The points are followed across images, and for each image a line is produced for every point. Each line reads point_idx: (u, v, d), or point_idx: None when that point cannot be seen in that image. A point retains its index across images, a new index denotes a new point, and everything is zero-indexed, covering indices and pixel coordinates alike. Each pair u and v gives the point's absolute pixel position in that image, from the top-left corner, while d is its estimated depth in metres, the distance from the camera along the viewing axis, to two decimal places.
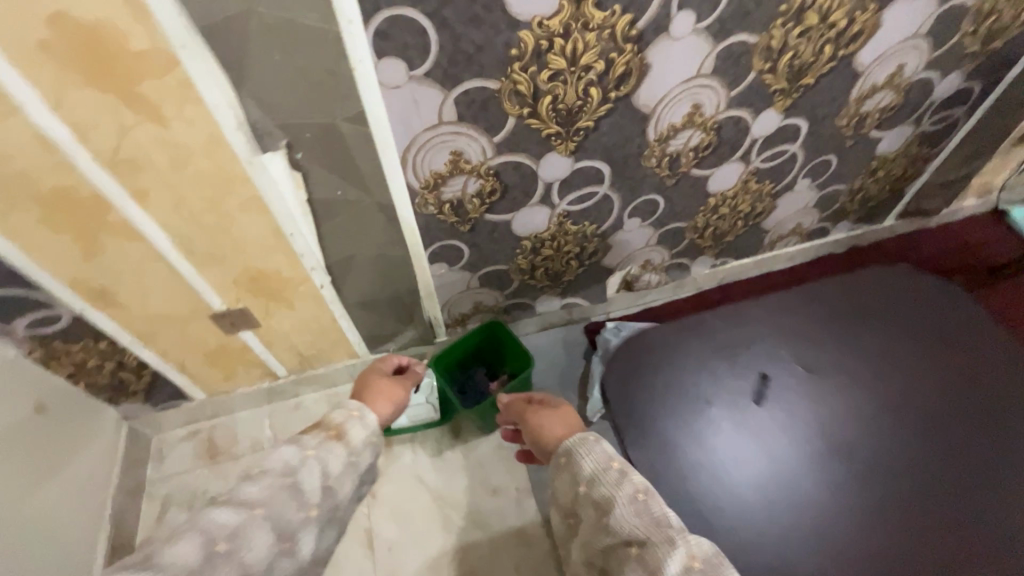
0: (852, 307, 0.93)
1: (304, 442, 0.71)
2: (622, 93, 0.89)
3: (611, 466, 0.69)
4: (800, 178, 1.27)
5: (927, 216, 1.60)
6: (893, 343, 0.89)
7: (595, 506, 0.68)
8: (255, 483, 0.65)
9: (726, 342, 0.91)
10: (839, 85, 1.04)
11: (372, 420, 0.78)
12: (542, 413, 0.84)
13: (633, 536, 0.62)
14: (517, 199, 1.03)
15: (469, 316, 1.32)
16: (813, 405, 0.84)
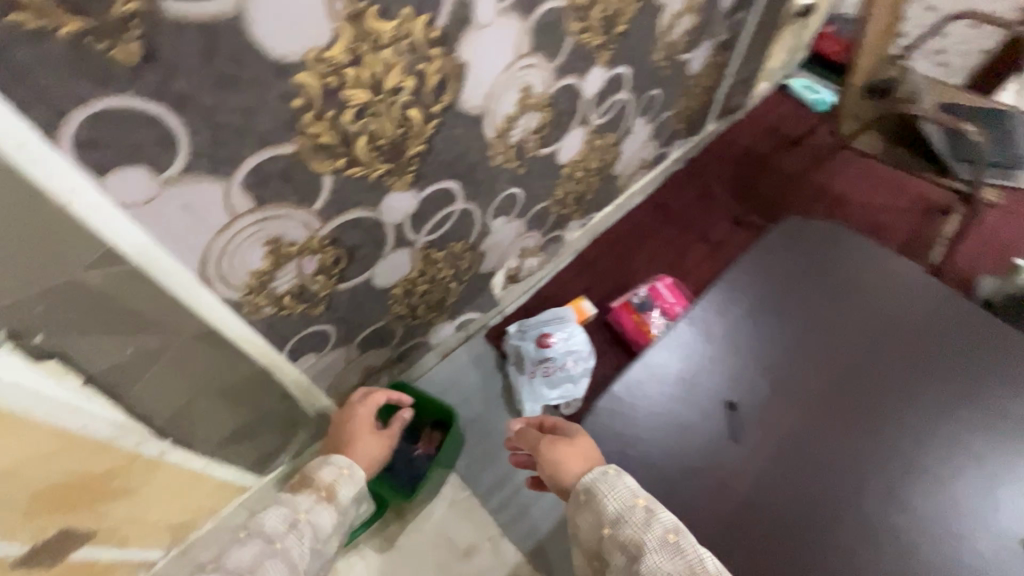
0: (787, 271, 0.72)
1: (301, 501, 0.64)
2: (446, 103, 0.74)
3: (637, 504, 0.55)
4: (635, 119, 1.25)
5: (737, 110, 1.71)
6: (850, 295, 0.71)
7: (622, 551, 0.54)
8: (242, 549, 0.56)
9: (674, 379, 0.66)
10: (649, 22, 0.99)
11: (360, 474, 0.72)
12: (557, 442, 0.63)
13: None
14: (368, 254, 0.85)
15: (362, 384, 1.14)
16: (789, 417, 0.64)
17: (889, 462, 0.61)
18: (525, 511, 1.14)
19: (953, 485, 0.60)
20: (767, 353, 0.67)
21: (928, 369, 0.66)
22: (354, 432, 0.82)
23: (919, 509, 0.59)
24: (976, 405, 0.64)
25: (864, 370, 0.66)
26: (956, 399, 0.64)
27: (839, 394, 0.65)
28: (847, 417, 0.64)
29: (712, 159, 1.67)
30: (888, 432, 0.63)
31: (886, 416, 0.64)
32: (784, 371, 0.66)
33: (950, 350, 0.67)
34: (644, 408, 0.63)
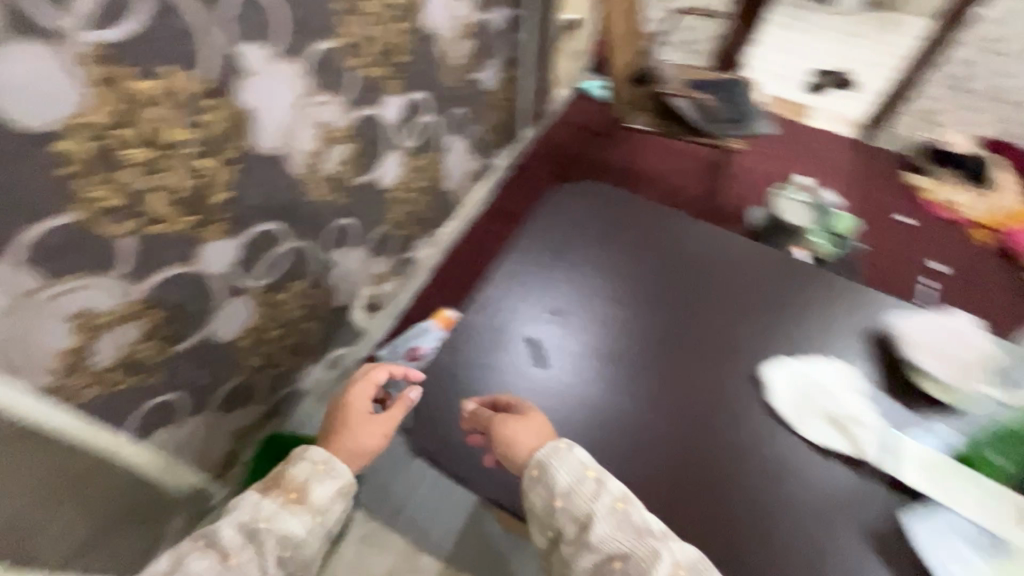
0: (557, 226, 0.89)
1: (266, 505, 0.65)
2: (241, 148, 0.78)
3: (586, 476, 0.63)
4: (449, 137, 1.37)
5: (546, 116, 1.93)
6: (605, 232, 0.89)
7: (573, 521, 0.62)
8: (198, 561, 0.61)
9: (485, 333, 0.79)
10: (428, 51, 1.12)
11: (342, 468, 0.70)
12: (510, 422, 0.67)
13: (614, 550, 0.59)
14: (200, 309, 0.85)
15: (236, 446, 1.10)
16: (578, 333, 0.78)
17: (655, 341, 0.78)
18: (435, 519, 1.16)
19: (702, 351, 0.77)
20: (552, 291, 0.82)
21: (670, 267, 0.85)
22: (349, 420, 0.74)
23: (679, 369, 0.75)
24: (707, 282, 0.83)
25: (627, 283, 0.83)
26: (691, 282, 0.83)
27: (611, 305, 0.81)
28: (619, 320, 0.80)
29: (536, 160, 1.83)
30: (650, 320, 0.80)
31: (647, 310, 0.80)
32: (569, 300, 0.81)
33: (688, 253, 0.86)
34: (461, 358, 0.77)
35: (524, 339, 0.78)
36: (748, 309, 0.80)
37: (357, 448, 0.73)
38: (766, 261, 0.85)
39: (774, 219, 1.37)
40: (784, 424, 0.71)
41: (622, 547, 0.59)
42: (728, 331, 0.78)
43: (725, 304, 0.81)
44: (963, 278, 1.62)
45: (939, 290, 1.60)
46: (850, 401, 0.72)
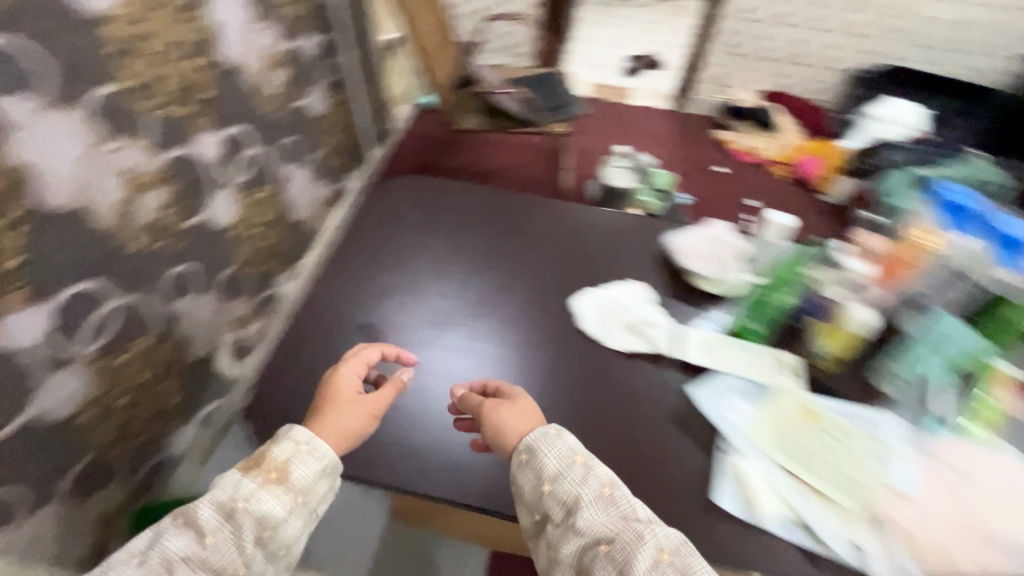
0: (360, 244, 0.95)
1: (246, 485, 0.66)
2: (25, 209, 0.73)
3: (575, 462, 0.68)
4: (285, 166, 1.36)
5: (392, 133, 1.98)
6: (408, 238, 0.97)
7: (560, 504, 0.66)
8: (178, 537, 0.62)
9: (317, 361, 0.83)
10: (235, 84, 1.11)
11: (326, 449, 0.70)
12: (499, 408, 0.73)
13: (601, 534, 0.62)
14: (15, 390, 0.77)
15: (106, 534, 1.01)
16: (403, 330, 0.86)
17: (471, 316, 0.88)
18: None
19: (519, 299, 0.90)
20: (372, 303, 0.89)
21: (470, 252, 0.95)
22: (337, 400, 0.74)
23: (497, 334, 0.86)
24: (502, 255, 0.95)
25: (438, 275, 0.92)
26: (490, 259, 0.94)
27: (428, 298, 0.90)
28: (437, 309, 0.89)
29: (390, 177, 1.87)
30: (464, 301, 0.90)
31: (460, 294, 0.90)
32: (398, 286, 0.91)
33: (483, 236, 0.97)
34: (299, 383, 0.81)
35: (361, 327, 0.86)
36: (540, 268, 0.94)
37: (344, 428, 0.73)
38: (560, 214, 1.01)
39: (605, 188, 1.52)
40: (596, 343, 0.85)
41: (610, 532, 0.62)
42: (529, 288, 0.91)
43: (522, 268, 0.93)
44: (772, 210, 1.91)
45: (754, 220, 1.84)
46: (645, 306, 0.88)
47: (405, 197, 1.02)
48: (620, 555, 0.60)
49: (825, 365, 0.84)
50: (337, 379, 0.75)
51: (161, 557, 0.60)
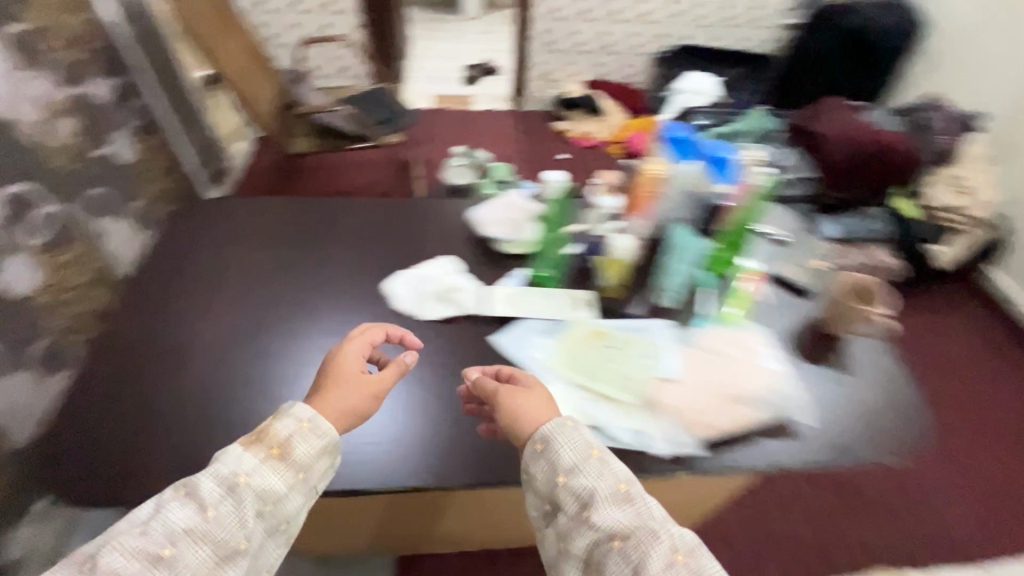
0: (156, 273, 0.89)
1: (245, 460, 0.59)
2: None
3: (591, 455, 0.61)
4: (102, 221, 1.24)
5: (233, 170, 1.86)
6: (209, 257, 0.92)
7: (573, 498, 0.59)
8: (178, 512, 0.55)
9: (111, 397, 0.75)
10: (7, 140, 1.04)
11: (327, 428, 0.64)
12: (516, 394, 0.67)
13: (615, 529, 0.55)
14: None
15: None
16: (208, 346, 0.80)
17: (283, 316, 0.84)
18: None
19: (332, 291, 0.88)
20: (172, 326, 0.82)
21: (279, 257, 0.92)
22: (340, 376, 0.69)
23: (312, 328, 0.83)
24: (313, 253, 0.93)
25: (245, 286, 0.88)
26: (300, 259, 0.92)
27: (235, 308, 0.85)
28: (246, 316, 0.84)
29: None
30: (273, 303, 0.86)
31: (269, 298, 0.86)
32: (204, 302, 0.86)
33: (291, 241, 0.95)
34: (88, 425, 0.72)
35: (156, 353, 0.79)
36: (352, 257, 0.92)
37: (342, 408, 0.67)
38: (377, 210, 1.02)
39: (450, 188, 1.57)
40: (401, 314, 0.83)
41: (624, 527, 0.55)
42: (342, 278, 0.89)
43: (334, 262, 0.92)
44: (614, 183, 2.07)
45: None
46: (462, 279, 0.86)
47: (207, 219, 0.98)
48: (633, 554, 0.52)
49: (606, 291, 0.84)
50: (339, 356, 0.71)
51: (160, 530, 0.53)
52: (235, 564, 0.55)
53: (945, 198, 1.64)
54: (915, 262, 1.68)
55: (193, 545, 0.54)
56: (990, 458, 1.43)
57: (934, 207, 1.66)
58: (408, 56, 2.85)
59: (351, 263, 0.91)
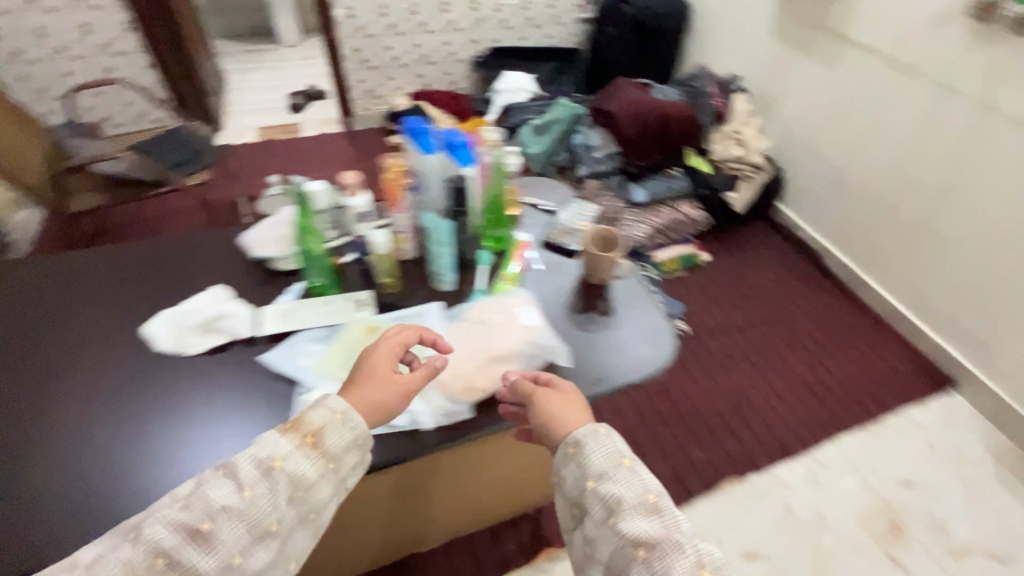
0: None
1: (281, 443, 0.60)
2: None
3: (622, 463, 0.60)
4: None
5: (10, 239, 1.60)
6: None
7: (601, 503, 0.58)
8: (217, 489, 0.56)
9: None
10: None
11: (359, 423, 0.64)
12: (557, 399, 0.67)
13: (641, 538, 0.54)
14: None
15: None
16: None
17: (42, 403, 0.75)
18: None
19: (104, 360, 0.79)
20: None
21: (35, 341, 0.82)
22: (372, 373, 0.68)
23: (79, 407, 0.74)
24: (76, 329, 0.84)
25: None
26: (60, 338, 0.82)
27: None
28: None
29: None
30: (32, 392, 0.76)
31: (24, 388, 0.76)
32: None
33: (49, 321, 0.85)
34: None
35: None
36: (122, 322, 0.84)
37: (370, 403, 0.66)
38: (148, 265, 0.94)
39: None
40: (177, 358, 0.79)
41: (651, 537, 0.54)
42: (112, 346, 0.81)
43: (101, 331, 0.83)
44: None
45: None
46: (234, 306, 0.83)
47: None
48: (658, 563, 0.52)
49: (384, 289, 0.83)
50: (375, 353, 0.70)
51: (199, 505, 0.54)
52: (268, 545, 0.57)
53: (731, 151, 1.89)
54: (716, 211, 1.94)
55: (230, 522, 0.55)
56: (798, 361, 1.65)
57: (723, 160, 1.91)
58: (226, 92, 2.72)
59: (122, 328, 0.83)
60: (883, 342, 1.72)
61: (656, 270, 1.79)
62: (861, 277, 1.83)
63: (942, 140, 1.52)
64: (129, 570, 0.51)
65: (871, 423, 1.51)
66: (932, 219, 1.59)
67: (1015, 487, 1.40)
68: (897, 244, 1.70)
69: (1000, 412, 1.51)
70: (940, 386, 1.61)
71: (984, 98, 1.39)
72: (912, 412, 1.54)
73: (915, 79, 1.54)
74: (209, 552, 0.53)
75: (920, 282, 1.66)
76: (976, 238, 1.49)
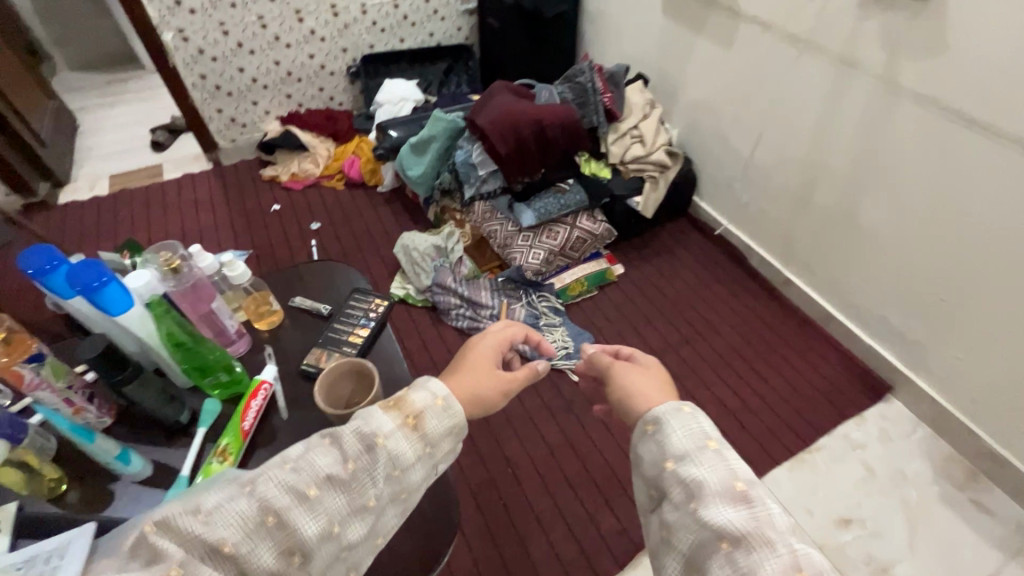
0: None
1: (386, 422, 0.58)
2: None
3: (706, 445, 0.54)
4: None
5: None
6: None
7: (679, 486, 0.52)
8: (321, 459, 0.55)
9: None
10: None
11: (457, 409, 0.63)
12: (630, 370, 0.70)
13: (725, 530, 0.48)
14: None
15: None
16: None
17: None
18: None
19: None
20: None
21: None
22: (473, 364, 0.75)
23: None
24: None
25: None
26: None
27: None
28: None
29: None
30: None
31: None
32: None
33: None
34: None
35: None
36: None
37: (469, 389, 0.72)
38: None
39: None
40: None
41: (736, 530, 0.48)
42: None
43: None
44: (332, 225, 1.92)
45: (319, 244, 1.85)
46: None
47: None
48: (744, 562, 0.46)
49: (38, 495, 0.61)
50: (480, 346, 0.77)
51: (308, 471, 0.54)
52: (364, 519, 0.56)
53: (630, 151, 1.68)
54: (626, 221, 1.71)
55: (332, 491, 0.54)
56: (719, 384, 1.48)
57: (624, 161, 1.68)
58: (78, 134, 2.37)
59: None
60: (814, 348, 1.55)
61: (557, 297, 1.60)
62: (785, 276, 1.65)
63: (847, 125, 1.32)
64: (242, 527, 0.50)
65: (800, 452, 1.35)
66: (849, 211, 1.40)
67: (962, 507, 1.25)
68: (816, 239, 1.52)
69: (941, 419, 1.36)
70: (875, 394, 1.45)
71: (886, 71, 1.20)
72: (846, 431, 1.38)
73: (810, 54, 1.34)
74: (312, 517, 0.52)
75: (843, 278, 1.49)
76: (896, 230, 1.31)
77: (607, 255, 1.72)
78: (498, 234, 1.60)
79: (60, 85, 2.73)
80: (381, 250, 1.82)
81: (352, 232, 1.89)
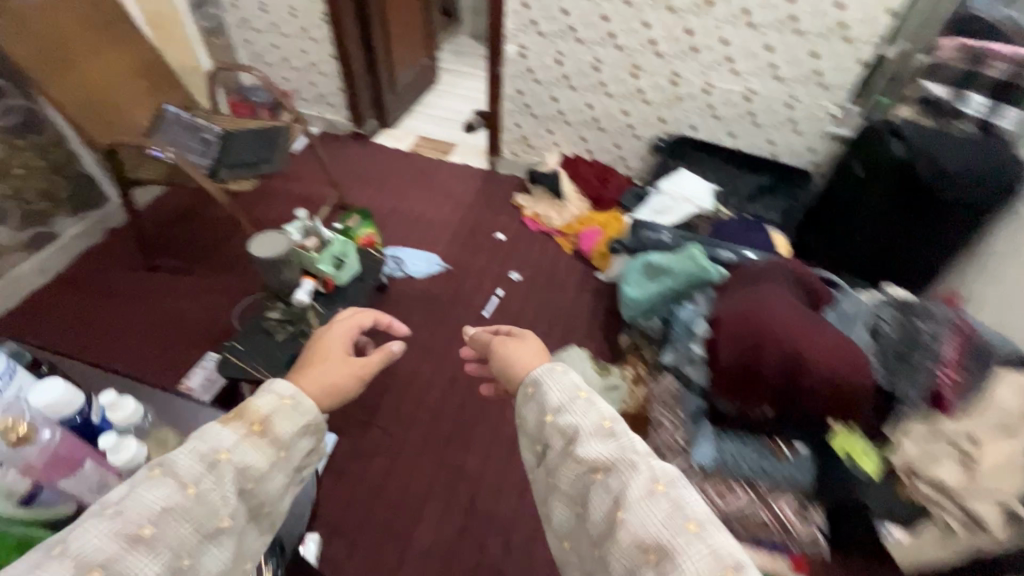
0: None
1: (225, 435, 0.54)
2: None
3: (578, 397, 0.59)
4: None
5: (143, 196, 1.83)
6: None
7: (560, 435, 0.57)
8: (154, 489, 0.49)
9: None
10: None
11: (309, 405, 0.61)
12: (508, 343, 0.74)
13: (597, 462, 0.53)
14: None
15: None
16: None
17: None
18: None
19: None
20: None
21: None
22: (325, 352, 0.75)
23: None
24: None
25: None
26: None
27: None
28: None
29: (126, 229, 1.79)
30: None
31: None
32: None
33: None
34: None
35: None
36: None
37: (326, 380, 0.69)
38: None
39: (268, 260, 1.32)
40: None
41: (608, 461, 0.53)
42: None
43: None
44: (531, 283, 1.76)
45: (502, 298, 1.71)
46: None
47: None
48: (615, 485, 0.51)
49: None
50: (333, 338, 0.77)
51: (136, 509, 0.47)
52: (221, 542, 0.51)
53: (932, 464, 0.95)
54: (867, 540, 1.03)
55: (176, 523, 0.48)
56: None
57: (915, 473, 0.97)
58: (430, 89, 2.72)
59: None
60: None
61: None
62: None
63: None
64: None
65: None
66: None
67: None
68: None
69: None
70: None
71: None
72: None
73: None
74: (156, 557, 0.46)
75: None
76: None
77: (796, 557, 1.02)
78: (659, 434, 1.14)
79: (454, 44, 3.17)
80: (547, 345, 1.58)
81: (537, 306, 1.69)
